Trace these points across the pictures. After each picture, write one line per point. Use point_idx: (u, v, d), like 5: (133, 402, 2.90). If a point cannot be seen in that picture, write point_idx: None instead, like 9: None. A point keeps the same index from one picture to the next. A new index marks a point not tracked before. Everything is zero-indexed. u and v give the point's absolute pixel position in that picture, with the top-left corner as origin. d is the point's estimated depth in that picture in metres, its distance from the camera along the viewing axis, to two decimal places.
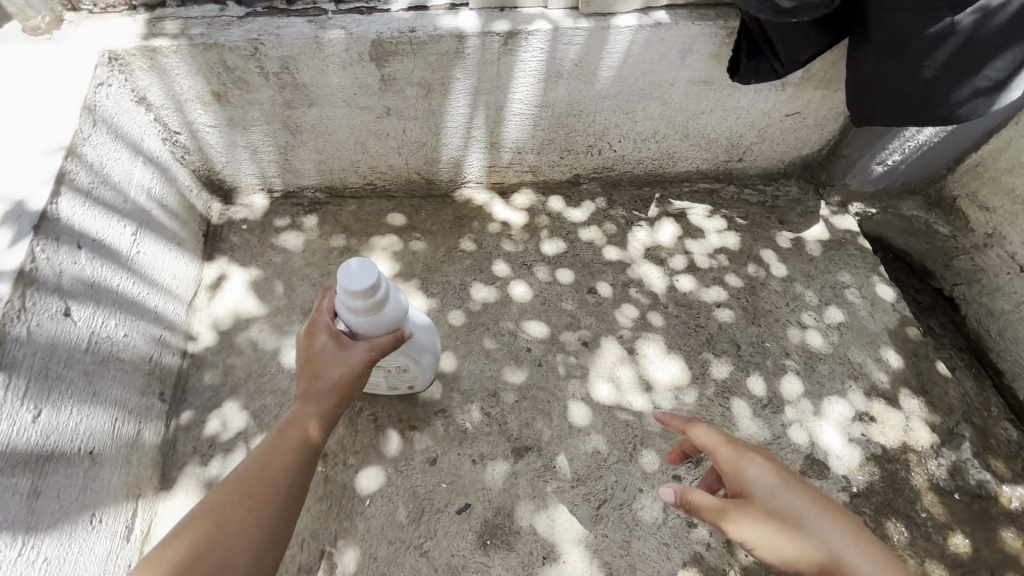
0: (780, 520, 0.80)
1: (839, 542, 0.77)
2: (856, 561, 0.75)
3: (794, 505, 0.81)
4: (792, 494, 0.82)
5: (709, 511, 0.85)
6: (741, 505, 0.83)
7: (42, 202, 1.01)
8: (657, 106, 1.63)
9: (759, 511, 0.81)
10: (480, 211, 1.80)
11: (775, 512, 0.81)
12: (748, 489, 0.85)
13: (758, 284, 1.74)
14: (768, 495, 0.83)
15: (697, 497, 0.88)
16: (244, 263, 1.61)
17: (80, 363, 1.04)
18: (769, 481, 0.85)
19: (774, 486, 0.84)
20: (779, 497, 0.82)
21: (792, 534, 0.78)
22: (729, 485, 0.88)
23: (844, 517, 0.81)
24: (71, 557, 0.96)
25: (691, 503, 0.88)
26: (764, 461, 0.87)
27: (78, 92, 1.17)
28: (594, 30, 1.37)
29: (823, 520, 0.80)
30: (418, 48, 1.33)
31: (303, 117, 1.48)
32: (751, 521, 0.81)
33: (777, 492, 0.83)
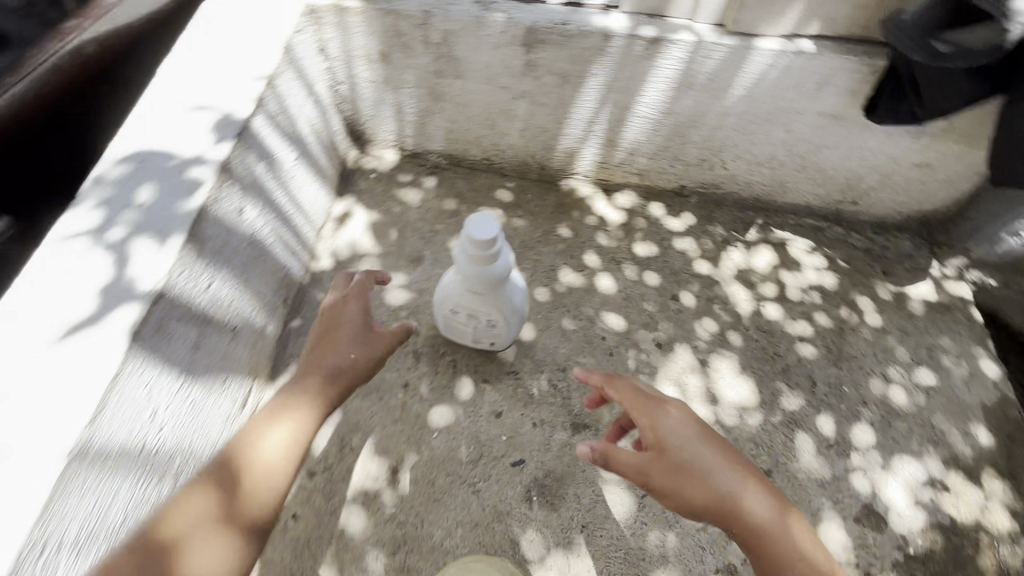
0: (690, 471, 0.92)
1: (738, 486, 0.93)
2: (747, 500, 0.92)
3: (702, 457, 0.94)
4: (700, 446, 0.95)
5: (630, 465, 0.95)
6: (658, 458, 0.94)
7: (245, 116, 1.23)
8: (781, 133, 1.64)
9: (673, 465, 0.93)
10: (582, 202, 1.89)
11: (689, 461, 0.93)
12: (665, 442, 0.95)
13: (847, 329, 1.70)
14: (682, 451, 0.94)
15: (617, 454, 0.96)
16: (368, 207, 1.81)
17: (242, 251, 1.26)
18: (682, 433, 0.96)
19: (687, 438, 0.95)
20: (692, 449, 0.94)
21: (699, 482, 0.92)
22: (646, 440, 0.97)
23: (737, 460, 0.96)
24: (209, 404, 1.18)
25: (609, 460, 0.96)
26: (674, 414, 0.98)
27: (282, 32, 1.38)
28: (736, 47, 1.43)
29: (725, 465, 0.94)
30: (567, 40, 1.45)
31: (448, 87, 1.65)
32: (667, 474, 0.93)
33: (688, 444, 0.95)
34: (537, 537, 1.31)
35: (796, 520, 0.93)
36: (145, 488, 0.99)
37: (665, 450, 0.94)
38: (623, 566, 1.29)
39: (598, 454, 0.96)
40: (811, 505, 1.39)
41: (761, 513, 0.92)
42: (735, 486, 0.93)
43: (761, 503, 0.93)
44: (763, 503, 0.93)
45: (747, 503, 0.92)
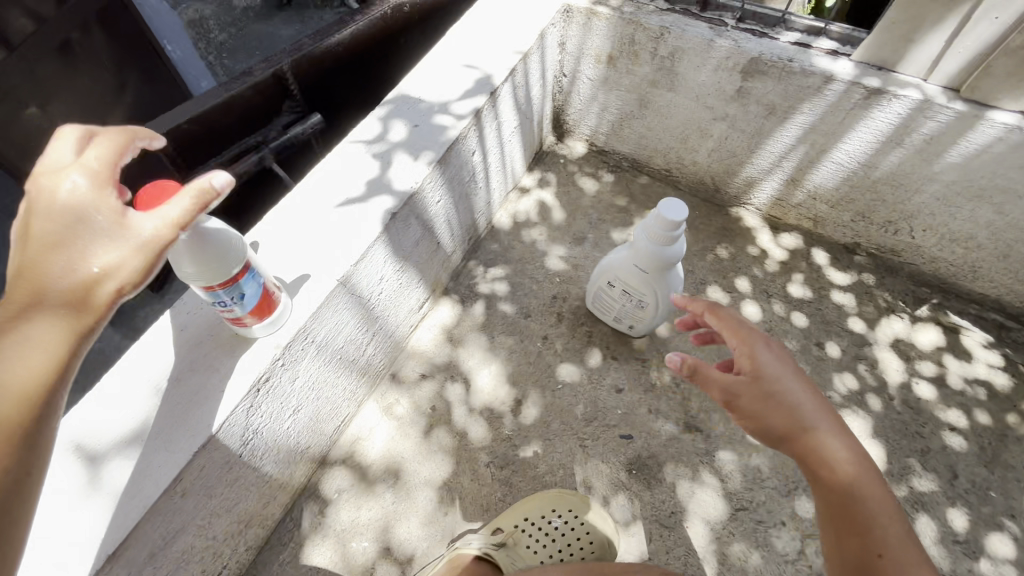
0: (778, 401, 0.93)
1: (821, 422, 0.92)
2: (827, 436, 0.91)
3: (792, 388, 0.94)
4: (791, 379, 0.95)
5: (717, 384, 0.99)
6: (745, 382, 0.96)
7: (498, 80, 1.51)
8: (990, 213, 1.57)
9: (760, 391, 0.95)
10: (746, 232, 1.96)
11: (776, 393, 0.94)
12: (757, 369, 0.96)
13: (1012, 436, 1.56)
14: (773, 380, 0.95)
15: (707, 368, 1.01)
16: (550, 185, 2.05)
17: (460, 185, 1.55)
18: (779, 367, 0.96)
19: (779, 369, 0.96)
20: (783, 381, 0.95)
21: (783, 411, 0.92)
22: (738, 364, 0.99)
23: (824, 400, 0.95)
24: (404, 293, 1.48)
25: (699, 372, 1.01)
26: (773, 345, 0.98)
27: (541, 22, 1.66)
28: (966, 114, 1.42)
29: (810, 400, 0.94)
30: (786, 75, 1.55)
31: (656, 97, 1.83)
32: (753, 396, 0.95)
33: (781, 375, 0.95)
34: (627, 504, 1.41)
35: (876, 470, 0.89)
36: (355, 332, 1.30)
37: (758, 376, 0.95)
38: (702, 561, 1.34)
39: (689, 368, 1.02)
40: None
41: (841, 454, 0.89)
42: (819, 421, 0.92)
43: (844, 447, 0.90)
44: (844, 445, 0.90)
45: (828, 440, 0.90)
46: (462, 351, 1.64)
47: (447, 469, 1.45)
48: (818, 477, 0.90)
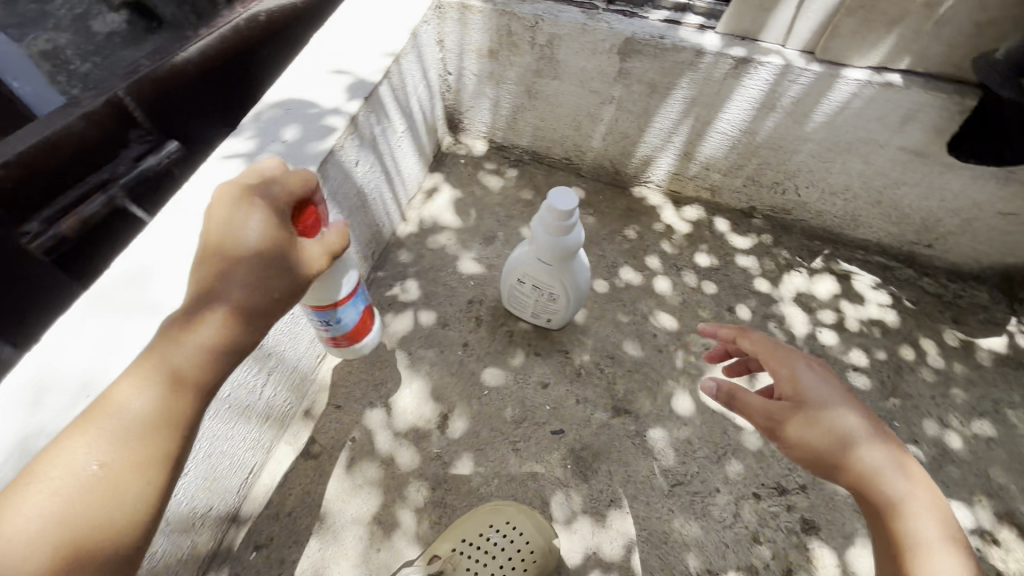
0: (825, 423, 0.86)
1: (881, 451, 0.83)
2: (885, 465, 0.83)
3: (846, 413, 0.87)
4: (844, 405, 0.88)
5: (759, 410, 0.91)
6: (789, 405, 0.89)
7: (374, 82, 1.42)
8: (859, 164, 1.68)
9: (805, 413, 0.87)
10: (651, 210, 1.99)
11: (822, 415, 0.86)
12: (800, 389, 0.90)
13: (906, 367, 1.68)
14: (822, 403, 0.88)
15: (745, 395, 0.93)
16: (452, 187, 1.99)
17: (350, 199, 1.45)
18: (822, 388, 0.90)
19: (827, 392, 0.89)
20: (832, 404, 0.87)
21: (835, 437, 0.84)
22: (780, 387, 0.93)
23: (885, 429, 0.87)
24: (303, 323, 1.36)
25: (736, 396, 0.93)
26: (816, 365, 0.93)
27: (412, 21, 1.60)
28: (824, 74, 1.50)
29: (867, 425, 0.86)
30: (661, 52, 1.58)
31: (543, 86, 1.81)
32: (798, 420, 0.87)
33: (827, 395, 0.89)
34: (566, 501, 1.39)
35: (936, 495, 0.82)
36: (245, 375, 1.17)
37: (801, 401, 0.89)
38: (646, 544, 1.34)
39: (726, 396, 0.93)
40: (844, 527, 1.39)
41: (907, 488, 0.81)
42: (881, 448, 0.84)
43: (909, 477, 0.82)
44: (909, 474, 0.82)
45: (886, 470, 0.82)
46: (379, 373, 1.55)
47: (376, 501, 1.36)
48: (877, 507, 0.81)
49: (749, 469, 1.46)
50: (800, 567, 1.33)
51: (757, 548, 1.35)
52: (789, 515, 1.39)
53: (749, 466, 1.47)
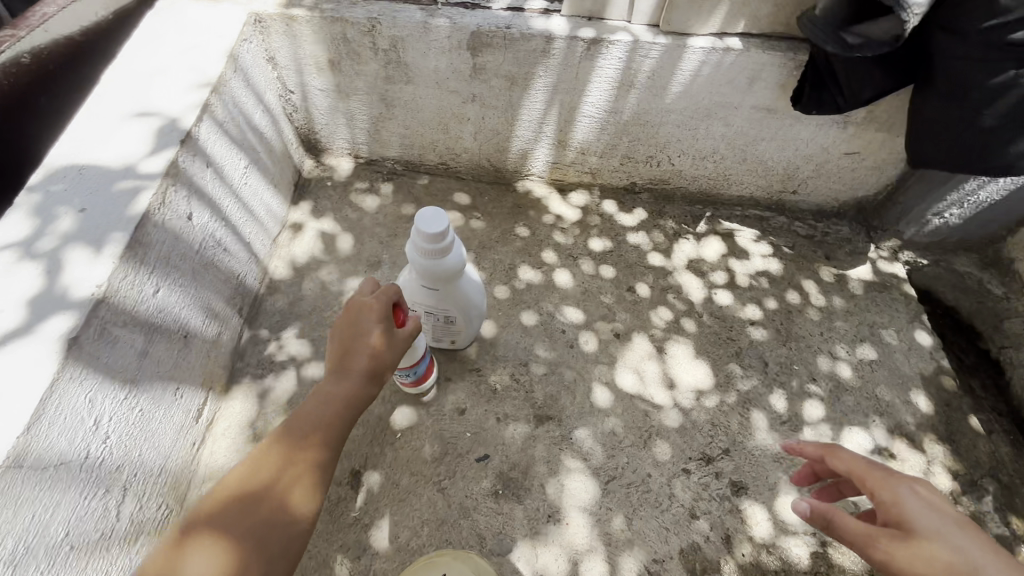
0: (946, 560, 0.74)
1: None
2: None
3: (965, 549, 0.75)
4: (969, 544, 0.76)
5: (858, 533, 0.81)
6: (897, 536, 0.79)
7: (188, 123, 1.22)
8: (720, 127, 1.73)
9: (918, 547, 0.76)
10: (538, 202, 1.94)
11: (942, 552, 0.75)
12: (909, 519, 0.80)
13: (794, 311, 1.79)
14: (935, 536, 0.76)
15: (843, 517, 0.83)
16: (323, 215, 1.80)
17: (190, 260, 1.24)
18: (935, 518, 0.79)
19: (940, 524, 0.78)
20: (950, 539, 0.76)
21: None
22: (881, 515, 0.83)
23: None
24: (158, 416, 1.14)
25: (832, 518, 0.84)
26: (923, 491, 0.82)
27: (227, 42, 1.40)
28: (671, 46, 1.51)
29: (995, 566, 0.74)
30: (512, 43, 1.50)
31: (399, 92, 1.68)
32: (907, 553, 0.76)
33: (942, 529, 0.77)
34: (503, 531, 1.31)
35: None
36: (90, 503, 0.96)
37: (910, 530, 0.79)
38: (590, 552, 1.30)
39: (818, 514, 0.85)
40: (768, 479, 1.44)
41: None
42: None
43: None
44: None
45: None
46: None
47: None
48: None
49: (675, 447, 1.47)
50: (736, 531, 1.36)
51: (695, 523, 1.36)
52: (718, 483, 1.42)
53: (674, 443, 1.48)
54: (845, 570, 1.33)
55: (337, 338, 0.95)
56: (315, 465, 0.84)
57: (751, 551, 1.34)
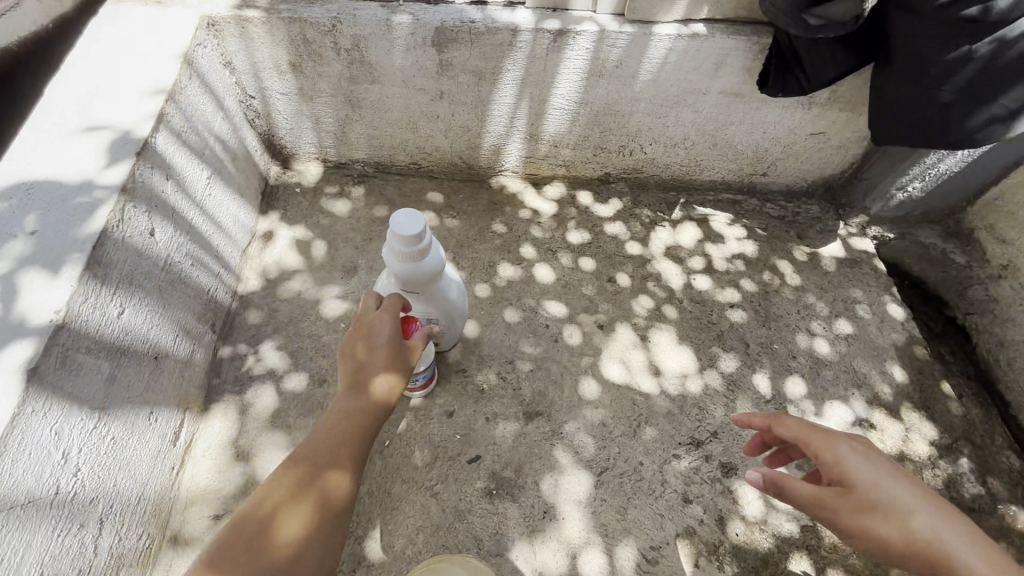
0: (884, 510, 0.78)
1: (952, 538, 0.76)
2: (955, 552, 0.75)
3: (899, 495, 0.79)
4: (903, 492, 0.79)
5: (806, 497, 0.83)
6: (839, 495, 0.81)
7: (144, 134, 1.17)
8: (690, 114, 1.74)
9: (859, 503, 0.79)
10: (514, 198, 1.93)
11: (882, 504, 0.78)
12: (850, 478, 0.81)
13: (772, 291, 1.82)
14: (874, 489, 0.79)
15: (792, 483, 0.85)
16: (294, 222, 1.75)
17: (156, 277, 1.19)
18: (872, 469, 0.81)
19: (878, 476, 0.81)
20: (885, 489, 0.79)
21: (893, 526, 0.77)
22: (824, 472, 0.85)
23: (943, 507, 0.79)
24: (132, 443, 1.09)
25: (783, 486, 0.85)
26: (862, 447, 0.83)
27: (180, 48, 1.34)
28: (637, 35, 1.50)
29: (923, 506, 0.78)
30: (477, 37, 1.48)
31: (364, 93, 1.64)
32: (851, 510, 0.79)
33: (879, 482, 0.80)
34: (500, 531, 1.30)
35: None
36: (64, 540, 0.92)
37: (850, 486, 0.81)
38: (588, 545, 1.30)
39: (771, 482, 0.85)
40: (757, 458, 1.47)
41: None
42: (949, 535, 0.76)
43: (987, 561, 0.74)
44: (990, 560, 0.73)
45: (961, 556, 0.74)
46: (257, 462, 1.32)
47: None
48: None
49: (665, 433, 1.48)
50: (729, 512, 1.38)
51: (689, 508, 1.38)
52: (709, 465, 1.44)
53: (664, 430, 1.49)
54: (834, 541, 1.37)
55: (347, 358, 0.98)
56: (319, 486, 0.82)
57: (744, 531, 1.36)
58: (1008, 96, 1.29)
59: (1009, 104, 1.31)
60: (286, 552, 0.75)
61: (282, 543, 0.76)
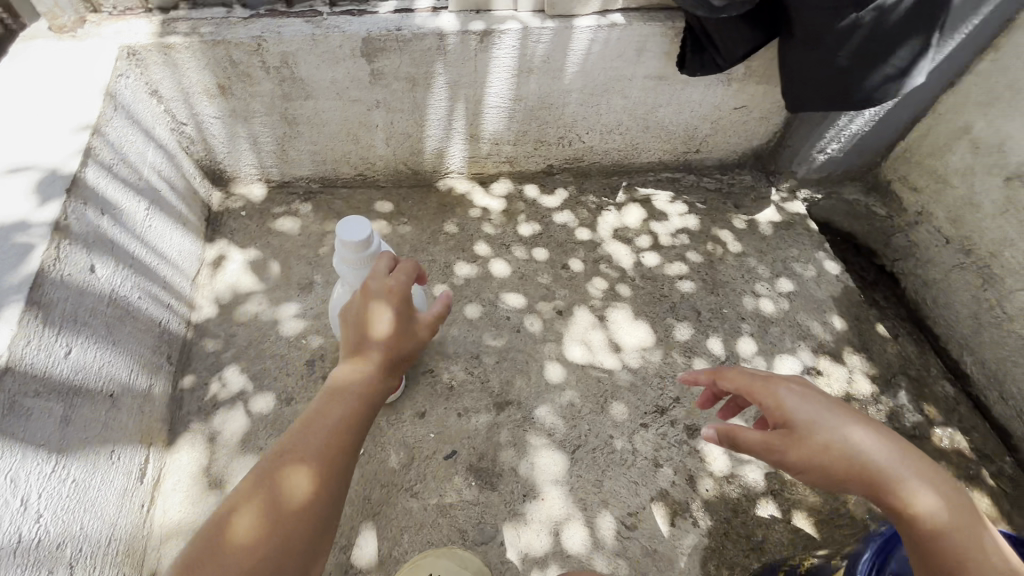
0: (824, 445, 0.84)
1: (890, 460, 0.82)
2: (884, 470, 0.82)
3: (837, 427, 0.85)
4: (845, 422, 0.85)
5: (755, 444, 0.89)
6: (785, 436, 0.87)
7: (72, 170, 1.15)
8: (620, 100, 1.82)
9: (801, 441, 0.86)
10: (462, 198, 1.96)
11: (820, 440, 0.84)
12: (791, 420, 0.87)
13: (716, 259, 1.92)
14: (813, 425, 0.85)
15: (742, 433, 0.90)
16: (242, 245, 1.73)
17: (102, 314, 1.16)
18: (811, 406, 0.87)
19: (817, 412, 0.86)
20: (824, 423, 0.85)
21: (832, 455, 0.83)
22: (770, 417, 0.91)
23: (877, 430, 0.85)
24: (95, 483, 1.07)
25: (735, 440, 0.90)
26: (800, 388, 0.89)
27: (101, 80, 1.32)
28: (559, 29, 1.57)
29: (859, 431, 0.85)
30: (405, 44, 1.51)
31: (300, 109, 1.64)
32: (796, 449, 0.86)
33: (819, 418, 0.86)
34: (483, 519, 1.33)
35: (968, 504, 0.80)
36: None
37: (792, 426, 0.87)
38: (569, 520, 1.35)
39: (723, 436, 0.91)
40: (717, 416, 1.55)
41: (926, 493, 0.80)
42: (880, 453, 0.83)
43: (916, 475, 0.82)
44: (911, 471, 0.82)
45: (895, 473, 0.81)
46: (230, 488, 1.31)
47: None
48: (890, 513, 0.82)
49: (631, 405, 1.55)
50: (697, 470, 1.46)
51: (660, 472, 1.44)
52: (675, 429, 1.52)
53: (629, 402, 1.56)
54: (795, 483, 1.46)
55: (349, 332, 0.94)
56: (279, 480, 0.78)
57: (714, 485, 1.44)
58: (897, 56, 1.43)
59: (898, 64, 1.44)
60: (242, 552, 0.73)
61: (242, 541, 0.74)
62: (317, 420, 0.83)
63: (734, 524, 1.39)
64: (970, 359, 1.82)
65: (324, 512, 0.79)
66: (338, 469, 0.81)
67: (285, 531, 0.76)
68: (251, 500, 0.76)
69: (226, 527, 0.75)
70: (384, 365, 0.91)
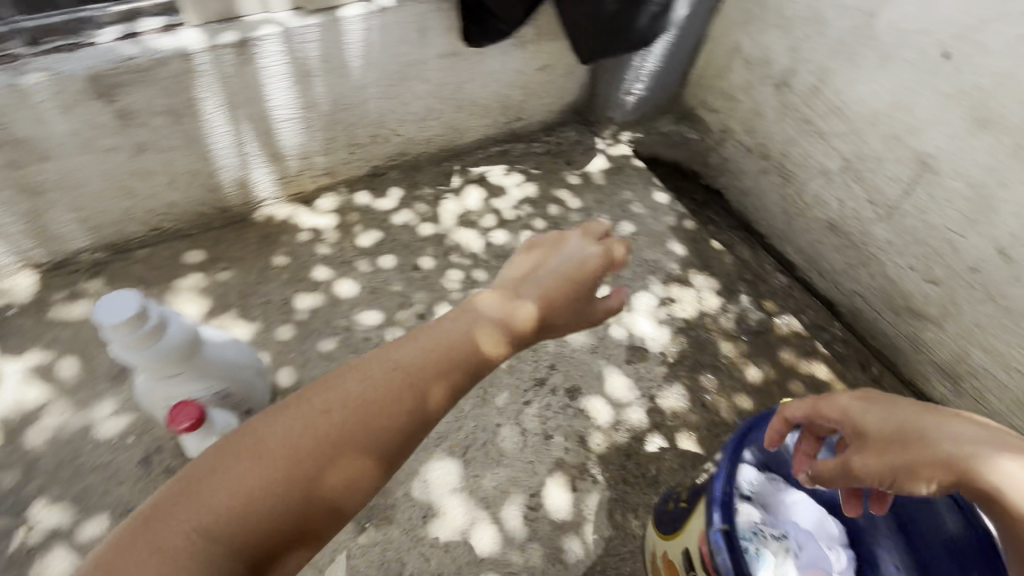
0: (915, 427, 0.70)
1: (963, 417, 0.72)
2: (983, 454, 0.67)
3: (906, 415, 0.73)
4: (911, 410, 0.74)
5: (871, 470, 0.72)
6: (885, 447, 0.72)
7: None
8: (421, 85, 1.75)
9: (911, 443, 0.69)
10: (286, 225, 1.78)
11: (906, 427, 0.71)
12: (868, 427, 0.75)
13: (561, 221, 1.96)
14: (902, 419, 0.72)
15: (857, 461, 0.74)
16: (20, 351, 1.42)
17: None
18: (879, 411, 0.76)
19: (888, 411, 0.75)
20: (896, 415, 0.74)
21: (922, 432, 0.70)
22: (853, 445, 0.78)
23: (970, 421, 0.70)
24: None
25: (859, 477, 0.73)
26: (859, 397, 0.80)
27: None
28: (324, 24, 1.45)
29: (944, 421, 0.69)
30: (146, 74, 1.30)
31: (40, 175, 1.36)
32: (902, 449, 0.69)
33: (892, 416, 0.74)
34: (387, 557, 1.26)
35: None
36: None
37: (876, 431, 0.74)
38: (475, 524, 1.32)
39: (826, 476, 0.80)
40: (592, 371, 1.61)
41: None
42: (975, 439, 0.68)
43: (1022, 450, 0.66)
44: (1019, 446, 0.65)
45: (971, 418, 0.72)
46: None
47: None
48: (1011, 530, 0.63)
49: (510, 388, 1.54)
50: (585, 429, 1.49)
51: (552, 443, 1.46)
52: (557, 397, 1.54)
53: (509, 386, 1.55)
54: (673, 409, 1.56)
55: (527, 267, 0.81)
56: (350, 397, 0.60)
57: (604, 438, 1.49)
58: None
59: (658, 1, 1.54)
60: (277, 448, 0.56)
61: (276, 437, 0.57)
62: (425, 330, 0.69)
63: (629, 467, 1.45)
64: (789, 247, 2.12)
65: (356, 437, 0.59)
66: (394, 401, 0.61)
67: (318, 444, 0.57)
68: (315, 399, 0.60)
69: (269, 420, 0.58)
70: (511, 327, 0.72)
